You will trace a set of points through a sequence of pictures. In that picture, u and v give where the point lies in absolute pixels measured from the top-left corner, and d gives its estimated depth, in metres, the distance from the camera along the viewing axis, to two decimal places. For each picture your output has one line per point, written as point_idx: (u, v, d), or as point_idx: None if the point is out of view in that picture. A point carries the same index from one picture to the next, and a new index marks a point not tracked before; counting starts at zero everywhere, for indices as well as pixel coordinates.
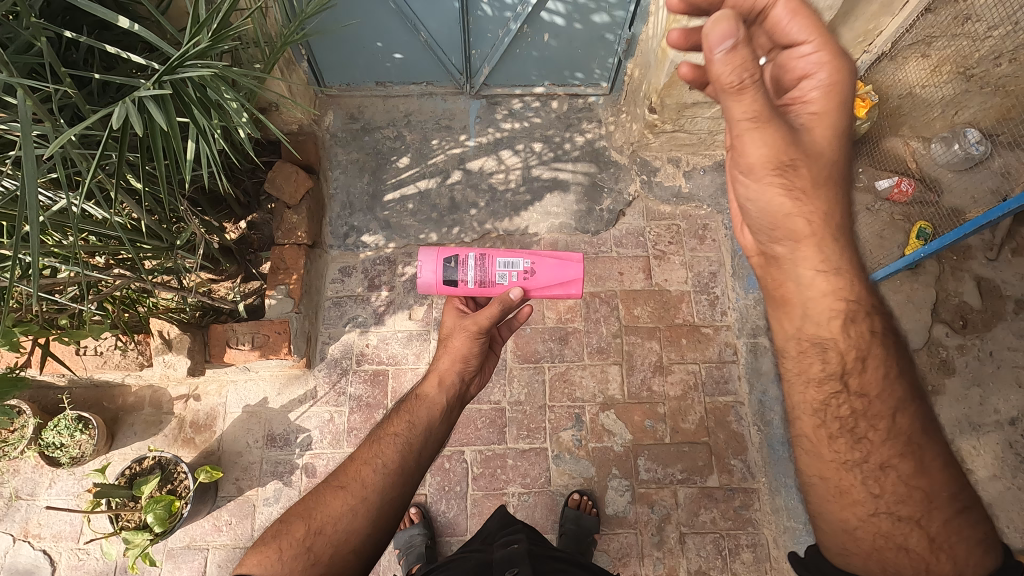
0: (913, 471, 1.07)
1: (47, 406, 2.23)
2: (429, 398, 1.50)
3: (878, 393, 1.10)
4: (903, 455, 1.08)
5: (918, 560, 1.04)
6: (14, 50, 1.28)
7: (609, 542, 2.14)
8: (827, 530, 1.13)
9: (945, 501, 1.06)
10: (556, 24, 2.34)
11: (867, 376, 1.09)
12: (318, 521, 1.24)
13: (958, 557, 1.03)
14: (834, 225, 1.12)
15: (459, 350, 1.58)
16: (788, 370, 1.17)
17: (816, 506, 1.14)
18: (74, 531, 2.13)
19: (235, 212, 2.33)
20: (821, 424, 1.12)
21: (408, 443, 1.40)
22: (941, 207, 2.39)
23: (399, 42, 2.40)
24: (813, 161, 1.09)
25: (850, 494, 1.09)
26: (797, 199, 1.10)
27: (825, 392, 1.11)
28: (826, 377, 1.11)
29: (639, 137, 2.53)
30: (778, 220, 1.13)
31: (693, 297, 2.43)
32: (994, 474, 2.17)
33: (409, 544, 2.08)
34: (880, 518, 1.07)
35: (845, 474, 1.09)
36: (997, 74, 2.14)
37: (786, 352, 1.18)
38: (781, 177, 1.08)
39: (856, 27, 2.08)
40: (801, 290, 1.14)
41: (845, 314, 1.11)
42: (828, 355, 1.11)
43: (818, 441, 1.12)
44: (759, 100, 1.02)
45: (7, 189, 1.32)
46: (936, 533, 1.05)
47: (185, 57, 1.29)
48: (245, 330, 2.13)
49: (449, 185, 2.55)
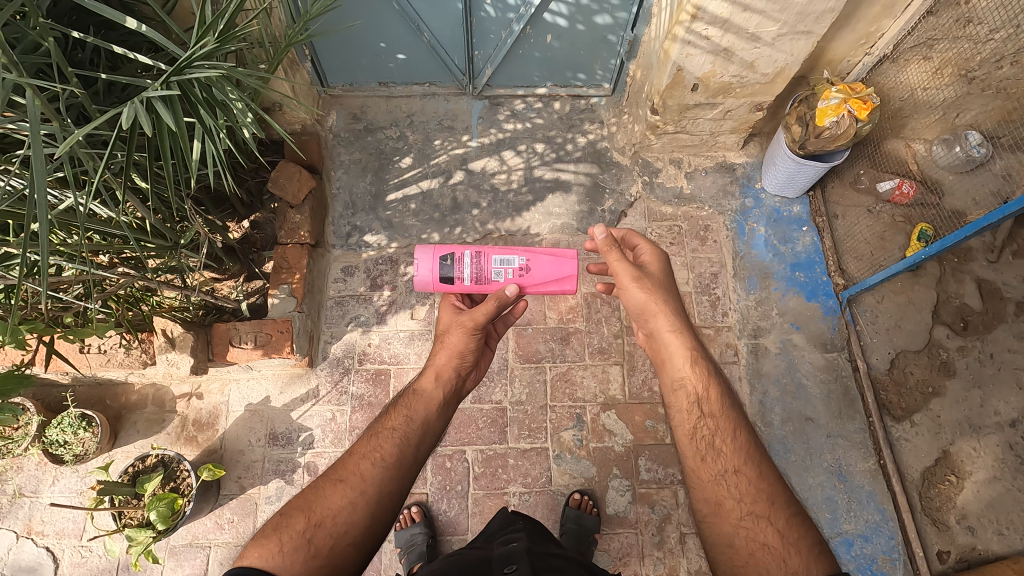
0: (756, 476, 1.37)
1: (50, 403, 2.24)
2: (426, 393, 1.51)
3: (722, 414, 1.46)
4: (750, 467, 1.39)
5: (777, 554, 1.26)
6: (21, 50, 1.28)
7: (610, 542, 2.14)
8: (714, 548, 1.33)
9: (787, 503, 1.34)
10: (559, 25, 2.35)
11: (715, 407, 1.46)
12: (319, 514, 1.26)
13: (802, 547, 1.26)
14: (698, 349, 1.53)
15: (455, 345, 1.57)
16: (676, 422, 1.49)
17: (704, 528, 1.37)
18: (77, 528, 2.14)
19: (238, 211, 2.34)
20: (691, 450, 1.44)
21: (406, 438, 1.41)
22: (942, 209, 2.43)
23: (402, 43, 2.41)
24: (674, 310, 1.54)
25: (723, 504, 1.35)
26: (673, 332, 1.53)
27: (693, 418, 1.46)
28: (690, 410, 1.47)
29: (641, 138, 2.54)
30: (664, 348, 1.54)
31: (694, 297, 2.44)
32: (994, 476, 2.17)
33: (410, 542, 2.07)
34: (748, 523, 1.31)
35: (715, 486, 1.37)
36: (999, 76, 2.16)
37: (676, 413, 1.50)
38: (659, 319, 1.54)
39: (857, 29, 2.12)
40: (679, 371, 1.52)
41: (693, 358, 1.51)
42: (691, 393, 1.48)
43: (694, 465, 1.42)
44: (630, 273, 1.55)
45: (14, 188, 1.33)
46: (783, 528, 1.30)
47: (192, 58, 1.30)
48: (247, 329, 2.14)
49: (451, 186, 2.56)
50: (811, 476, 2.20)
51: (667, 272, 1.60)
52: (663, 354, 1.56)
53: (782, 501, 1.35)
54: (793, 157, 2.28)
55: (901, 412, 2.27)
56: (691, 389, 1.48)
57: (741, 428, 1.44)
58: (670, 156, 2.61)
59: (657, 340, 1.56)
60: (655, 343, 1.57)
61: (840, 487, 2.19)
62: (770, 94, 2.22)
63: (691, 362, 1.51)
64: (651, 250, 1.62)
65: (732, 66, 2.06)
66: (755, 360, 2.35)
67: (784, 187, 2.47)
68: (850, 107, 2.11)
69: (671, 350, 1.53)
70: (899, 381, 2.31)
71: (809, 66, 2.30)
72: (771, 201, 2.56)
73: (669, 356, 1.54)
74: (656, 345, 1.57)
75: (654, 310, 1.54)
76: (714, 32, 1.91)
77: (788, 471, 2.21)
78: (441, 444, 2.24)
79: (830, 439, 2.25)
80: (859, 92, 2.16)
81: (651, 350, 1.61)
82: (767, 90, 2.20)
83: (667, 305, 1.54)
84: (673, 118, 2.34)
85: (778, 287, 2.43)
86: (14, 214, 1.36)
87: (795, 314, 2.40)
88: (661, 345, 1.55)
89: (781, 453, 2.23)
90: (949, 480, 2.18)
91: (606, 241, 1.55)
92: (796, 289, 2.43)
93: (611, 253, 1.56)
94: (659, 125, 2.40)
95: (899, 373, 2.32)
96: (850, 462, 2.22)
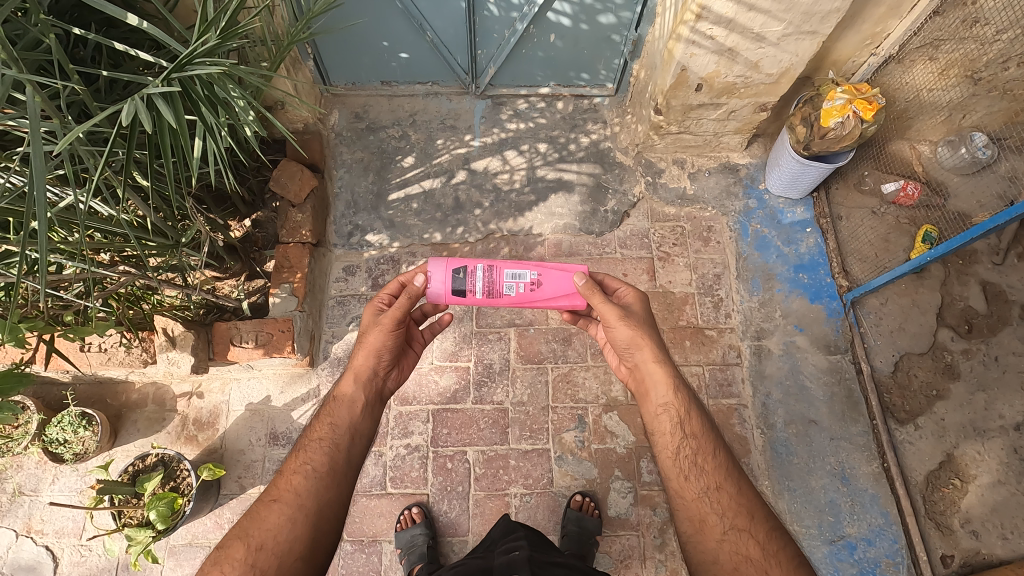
0: (736, 492, 1.40)
1: (51, 402, 2.24)
2: (348, 397, 1.50)
3: (702, 432, 1.48)
4: (730, 482, 1.41)
5: (761, 566, 1.29)
6: (23, 47, 1.28)
7: (611, 544, 2.13)
8: (698, 566, 1.35)
9: (766, 517, 1.38)
10: (562, 24, 2.34)
11: (696, 428, 1.48)
12: (258, 538, 1.27)
13: (782, 558, 1.30)
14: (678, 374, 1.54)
15: (372, 344, 1.55)
16: (657, 442, 1.50)
17: (689, 544, 1.38)
18: (76, 527, 2.14)
19: (240, 210, 2.32)
20: (674, 471, 1.45)
21: (334, 446, 1.43)
22: (947, 211, 2.39)
23: (406, 42, 2.40)
24: (655, 341, 1.56)
25: (706, 521, 1.37)
26: (657, 362, 1.54)
27: (676, 440, 1.47)
28: (674, 432, 1.48)
29: (645, 139, 2.54)
30: (653, 378, 1.54)
31: (697, 298, 2.43)
32: (998, 480, 2.16)
33: (410, 543, 2.04)
34: (730, 537, 1.34)
35: (699, 504, 1.39)
36: (1004, 78, 2.13)
37: (656, 434, 1.51)
38: (646, 352, 1.55)
39: (863, 29, 2.12)
40: (658, 394, 1.53)
41: (674, 385, 1.52)
42: (675, 417, 1.49)
43: (677, 485, 1.43)
44: (615, 310, 1.55)
45: (15, 185, 1.32)
46: (764, 540, 1.33)
47: (193, 54, 1.29)
48: (248, 329, 2.13)
49: (454, 185, 2.55)
50: (814, 479, 2.19)
51: (648, 309, 1.63)
52: (645, 385, 1.56)
53: (761, 514, 1.38)
54: (797, 157, 2.27)
55: (905, 415, 2.26)
56: (674, 413, 1.49)
57: (720, 446, 1.47)
58: (673, 156, 2.60)
59: (641, 371, 1.57)
60: (639, 374, 1.58)
61: (843, 490, 2.18)
62: (774, 94, 2.21)
63: (672, 389, 1.51)
64: (632, 291, 1.65)
65: (736, 66, 2.04)
66: (758, 362, 2.34)
67: (788, 187, 2.46)
68: (855, 108, 2.08)
69: (654, 379, 1.54)
70: (903, 383, 2.29)
71: (814, 66, 2.28)
72: (775, 201, 2.54)
73: (652, 385, 1.54)
74: (640, 377, 1.58)
75: (640, 344, 1.55)
76: (719, 32, 1.89)
77: (791, 474, 2.19)
78: (443, 445, 2.24)
79: (834, 442, 2.23)
80: (865, 92, 2.13)
81: (634, 382, 1.62)
82: (772, 90, 2.18)
83: (652, 339, 1.56)
84: (677, 118, 2.33)
85: (781, 288, 2.42)
86: (16, 210, 1.36)
87: (798, 316, 2.38)
88: (645, 375, 1.56)
89: (783, 455, 2.22)
90: (953, 484, 2.16)
91: (588, 287, 1.55)
92: (799, 290, 2.42)
93: (595, 298, 1.55)
94: (663, 125, 2.39)
95: (903, 375, 2.30)
96: (853, 465, 2.21)
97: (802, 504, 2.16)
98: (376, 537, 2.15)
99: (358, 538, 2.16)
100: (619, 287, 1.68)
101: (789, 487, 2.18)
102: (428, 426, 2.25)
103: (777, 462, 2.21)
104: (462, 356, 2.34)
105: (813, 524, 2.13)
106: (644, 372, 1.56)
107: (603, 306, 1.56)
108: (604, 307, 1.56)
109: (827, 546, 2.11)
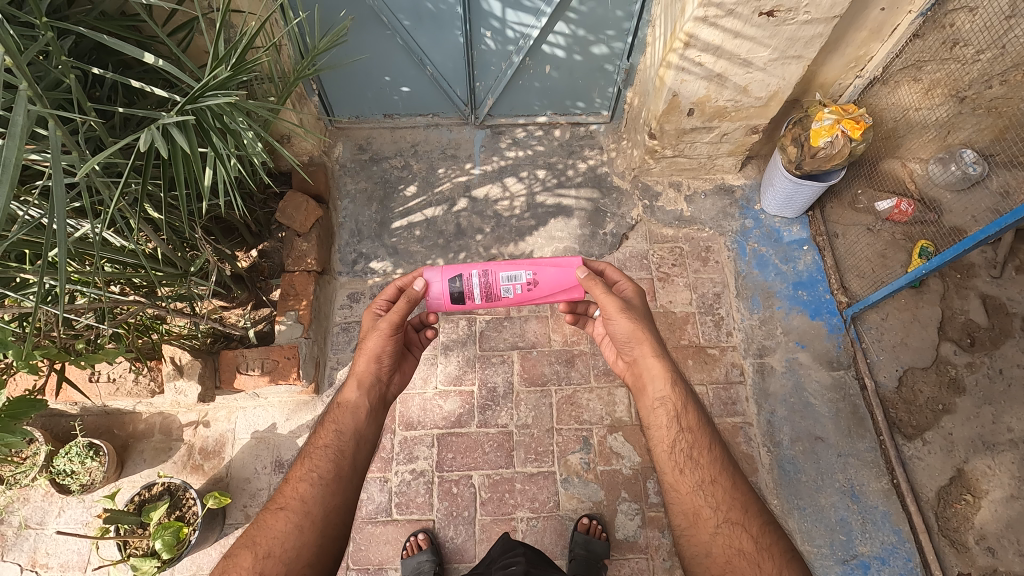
0: (730, 485, 1.41)
1: (59, 433, 2.26)
2: (352, 403, 1.52)
3: (699, 429, 1.48)
4: (724, 477, 1.42)
5: (755, 560, 1.30)
6: (45, 88, 1.35)
7: (620, 567, 2.11)
8: (690, 559, 1.36)
9: (761, 511, 1.38)
10: (557, 56, 2.43)
11: (691, 422, 1.49)
12: (265, 546, 1.28)
13: (775, 552, 1.31)
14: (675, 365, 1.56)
15: (372, 349, 1.57)
16: (653, 439, 1.51)
17: (679, 536, 1.40)
18: (81, 560, 2.13)
19: (247, 241, 2.39)
20: (670, 464, 1.46)
21: (339, 452, 1.44)
22: (941, 225, 2.47)
23: (407, 76, 2.49)
24: (654, 334, 1.59)
25: (700, 514, 1.38)
26: (658, 355, 1.56)
27: (673, 434, 1.48)
28: (670, 426, 1.49)
29: (641, 163, 2.60)
30: (651, 370, 1.56)
31: (697, 318, 2.45)
32: (1011, 494, 2.14)
33: (417, 570, 2.01)
34: (724, 530, 1.35)
35: (692, 498, 1.40)
36: (989, 95, 2.25)
37: (652, 427, 1.52)
38: (646, 343, 1.56)
39: (846, 53, 2.17)
40: (654, 387, 1.55)
41: (670, 377, 1.53)
42: (671, 412, 1.50)
43: (671, 478, 1.44)
44: (616, 300, 1.56)
45: (33, 218, 1.37)
46: (757, 535, 1.34)
47: (207, 87, 1.35)
48: (254, 356, 2.17)
49: (455, 213, 2.61)
50: (822, 497, 2.16)
51: (645, 305, 1.66)
52: (643, 379, 1.58)
53: (755, 509, 1.38)
54: (790, 176, 2.32)
55: (913, 431, 2.24)
56: (670, 407, 1.51)
57: (716, 442, 1.47)
58: (669, 180, 2.66)
59: (639, 365, 1.59)
60: (636, 368, 1.61)
61: (854, 507, 2.14)
62: (764, 117, 2.27)
63: (669, 383, 1.53)
64: (631, 285, 1.69)
65: (726, 91, 2.12)
66: (761, 379, 2.34)
67: (783, 208, 2.51)
68: (844, 127, 2.13)
69: (651, 373, 1.56)
70: (908, 399, 2.28)
71: (802, 89, 2.34)
72: (770, 220, 2.59)
73: (649, 379, 1.56)
74: (637, 371, 1.61)
75: (638, 337, 1.57)
76: (707, 58, 1.96)
77: (799, 492, 2.17)
78: (447, 470, 2.23)
79: (841, 458, 2.21)
80: (852, 113, 2.19)
81: (631, 377, 1.65)
82: (762, 113, 2.25)
83: (650, 331, 1.58)
84: (671, 142, 2.40)
85: (781, 305, 2.44)
86: (33, 240, 1.44)
87: (799, 332, 2.39)
88: (642, 369, 1.58)
89: (792, 473, 2.20)
90: (965, 499, 2.14)
91: (589, 278, 1.59)
92: (798, 307, 2.43)
93: (596, 288, 1.58)
94: (657, 150, 2.45)
95: (907, 391, 2.29)
96: (863, 481, 2.18)
97: (812, 523, 2.13)
98: (383, 565, 2.13)
99: (365, 567, 2.14)
100: (619, 280, 1.72)
101: (799, 506, 2.15)
102: (433, 451, 2.26)
103: (785, 480, 2.19)
104: (465, 380, 2.35)
105: (825, 544, 2.10)
106: (644, 364, 1.57)
107: (609, 298, 1.57)
108: (609, 298, 1.57)
109: (840, 566, 2.07)
